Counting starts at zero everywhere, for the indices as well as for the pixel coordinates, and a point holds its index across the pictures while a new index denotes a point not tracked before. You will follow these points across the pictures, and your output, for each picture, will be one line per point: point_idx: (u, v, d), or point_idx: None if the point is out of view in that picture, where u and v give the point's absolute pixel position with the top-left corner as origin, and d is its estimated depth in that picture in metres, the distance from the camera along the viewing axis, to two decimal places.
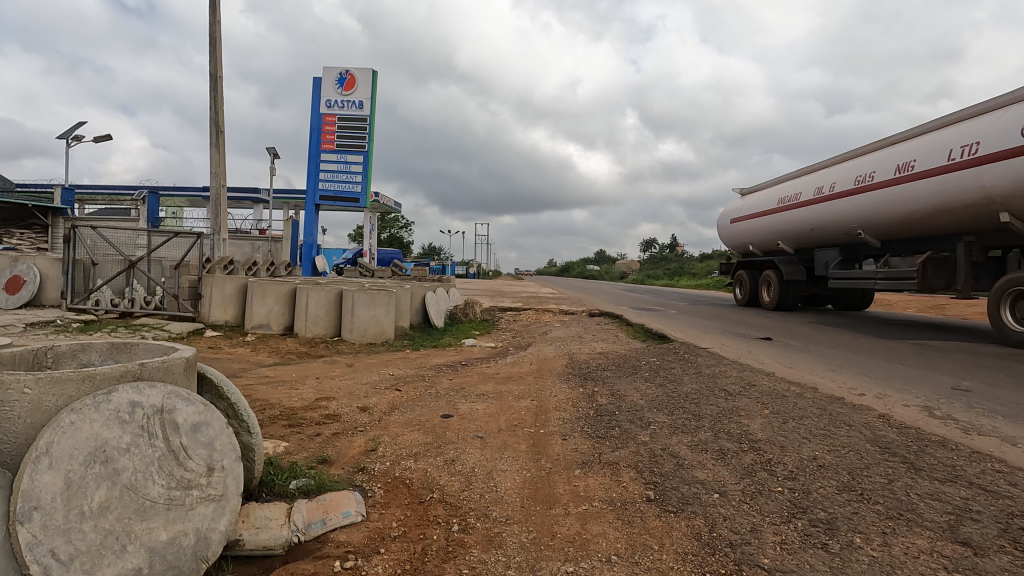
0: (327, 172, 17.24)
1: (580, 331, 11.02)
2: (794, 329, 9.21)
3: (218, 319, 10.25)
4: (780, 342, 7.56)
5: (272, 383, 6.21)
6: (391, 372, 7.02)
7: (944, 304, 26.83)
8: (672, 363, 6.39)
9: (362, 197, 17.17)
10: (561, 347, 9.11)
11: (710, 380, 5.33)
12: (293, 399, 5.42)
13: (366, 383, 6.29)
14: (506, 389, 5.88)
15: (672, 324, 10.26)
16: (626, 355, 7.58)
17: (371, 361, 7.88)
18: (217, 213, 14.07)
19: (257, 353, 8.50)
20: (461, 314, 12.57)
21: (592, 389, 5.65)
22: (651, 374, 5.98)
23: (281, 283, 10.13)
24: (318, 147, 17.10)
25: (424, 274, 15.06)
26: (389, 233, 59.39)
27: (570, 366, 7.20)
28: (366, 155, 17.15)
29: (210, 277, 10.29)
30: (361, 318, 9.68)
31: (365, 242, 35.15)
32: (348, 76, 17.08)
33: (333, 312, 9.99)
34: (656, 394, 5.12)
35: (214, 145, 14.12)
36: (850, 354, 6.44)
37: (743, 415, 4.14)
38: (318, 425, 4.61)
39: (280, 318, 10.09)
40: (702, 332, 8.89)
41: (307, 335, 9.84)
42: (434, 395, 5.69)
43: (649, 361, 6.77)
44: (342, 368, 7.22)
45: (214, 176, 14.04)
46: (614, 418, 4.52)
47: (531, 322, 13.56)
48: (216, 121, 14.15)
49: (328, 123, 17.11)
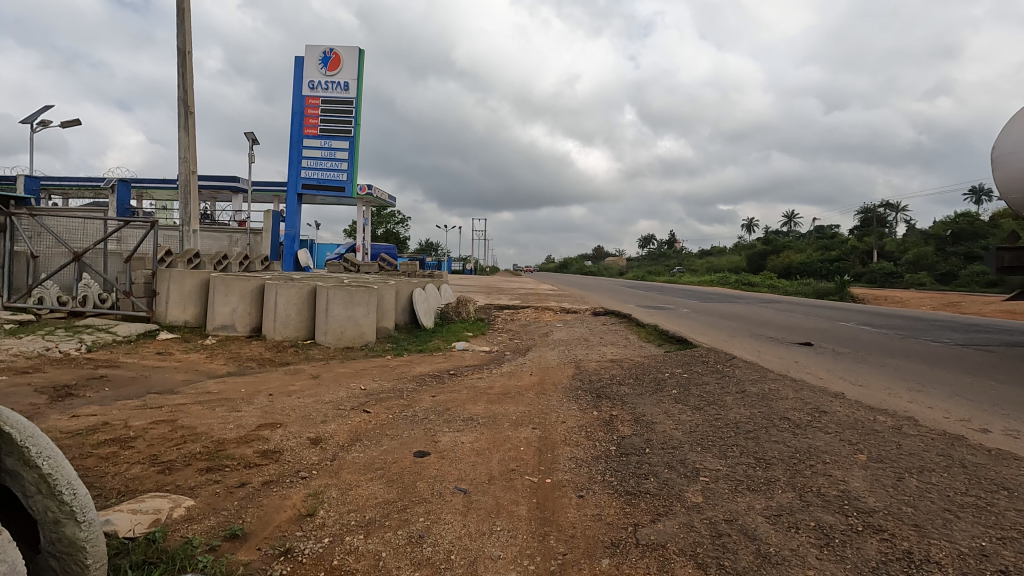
0: (310, 159, 16.01)
1: (584, 333, 9.86)
2: (833, 333, 8.06)
3: (176, 320, 9.06)
4: (827, 349, 6.37)
5: (212, 401, 5.01)
6: (362, 385, 5.83)
7: (960, 301, 25.91)
8: (705, 377, 5.20)
9: (348, 186, 15.95)
10: (565, 352, 7.94)
11: (762, 403, 4.14)
12: (229, 426, 4.23)
13: (328, 401, 5.10)
14: (501, 410, 4.69)
15: (691, 326, 9.10)
16: (646, 364, 6.38)
17: (344, 370, 6.69)
18: (186, 202, 12.88)
19: (212, 359, 7.30)
20: (453, 314, 11.41)
21: (610, 413, 4.46)
22: (681, 392, 4.81)
23: (247, 279, 8.92)
24: (300, 132, 15.88)
25: (414, 270, 13.86)
26: (385, 229, 58.18)
27: (579, 378, 6.01)
28: (352, 141, 15.92)
29: (166, 272, 9.09)
30: (336, 319, 8.49)
31: (358, 237, 33.98)
32: (333, 55, 15.82)
33: (306, 311, 8.81)
34: (695, 424, 3.94)
35: (183, 127, 12.93)
36: (920, 365, 5.28)
37: (830, 461, 2.96)
38: (244, 470, 3.41)
39: (246, 319, 8.91)
40: (728, 336, 7.72)
41: (276, 338, 8.65)
42: (411, 419, 4.51)
43: (675, 374, 5.57)
44: (305, 380, 6.04)
45: (183, 161, 12.84)
46: (645, 461, 3.33)
47: (531, 322, 12.35)
48: (185, 101, 12.94)
49: (312, 106, 15.86)
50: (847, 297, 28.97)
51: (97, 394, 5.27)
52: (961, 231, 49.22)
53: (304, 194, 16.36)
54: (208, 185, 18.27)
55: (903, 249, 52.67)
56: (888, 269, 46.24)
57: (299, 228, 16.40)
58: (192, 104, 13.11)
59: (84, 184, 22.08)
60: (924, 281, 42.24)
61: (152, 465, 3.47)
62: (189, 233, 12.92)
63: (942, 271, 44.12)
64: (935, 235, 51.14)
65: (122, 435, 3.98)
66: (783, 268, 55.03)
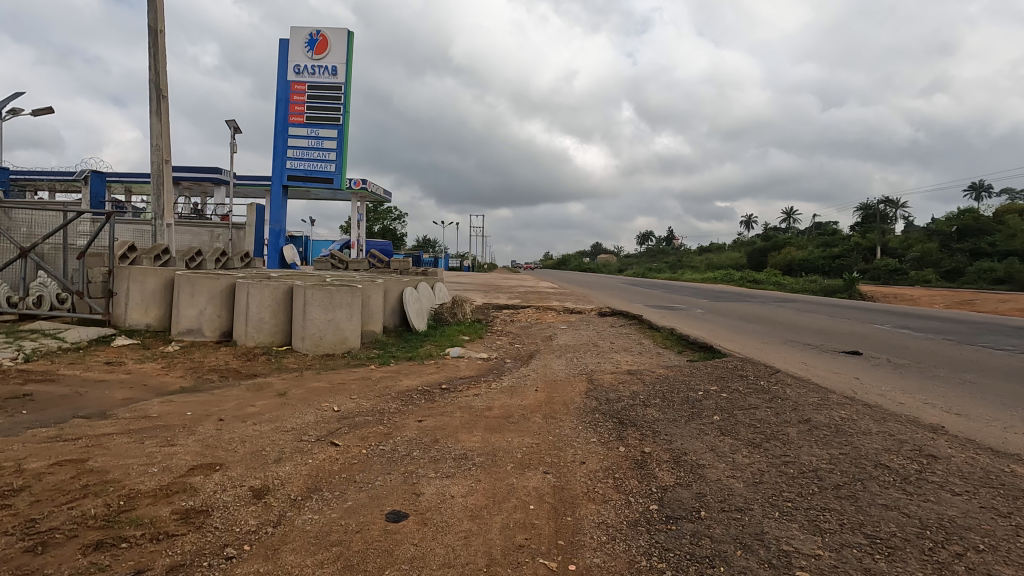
0: (296, 149, 15.01)
1: (592, 336, 8.95)
2: (874, 339, 7.14)
3: (137, 323, 8.09)
4: (881, 360, 5.46)
5: (144, 431, 4.03)
6: (336, 406, 4.85)
7: (973, 300, 25.13)
8: (750, 400, 4.25)
9: (336, 178, 14.98)
10: (573, 360, 7.02)
11: (841, 441, 3.20)
12: (152, 470, 3.27)
13: (290, 430, 4.14)
14: (503, 444, 3.74)
15: (713, 329, 8.16)
16: (673, 378, 5.42)
17: (318, 385, 5.73)
18: (160, 194, 11.89)
19: (167, 371, 6.32)
20: (448, 315, 10.48)
21: (642, 450, 3.51)
22: (727, 422, 3.86)
23: (216, 277, 7.95)
24: (285, 120, 14.88)
25: (406, 267, 12.93)
26: (382, 226, 57.27)
27: (595, 396, 5.05)
28: (341, 129, 14.94)
29: (126, 269, 8.11)
30: (315, 323, 7.54)
31: (352, 233, 33.09)
32: (320, 38, 14.80)
33: (281, 314, 7.85)
34: (759, 470, 3.00)
35: (156, 113, 11.95)
36: (1010, 384, 4.37)
37: (991, 554, 2.02)
38: (147, 548, 2.45)
39: (214, 322, 7.96)
40: (759, 343, 6.80)
41: (248, 344, 7.70)
42: (388, 458, 3.56)
43: (711, 394, 4.62)
44: (269, 399, 5.07)
45: (155, 150, 11.87)
46: (707, 535, 2.39)
47: (532, 324, 11.42)
48: (157, 84, 11.96)
49: (297, 92, 14.84)
50: (855, 294, 28.14)
51: (7, 420, 4.30)
52: (966, 227, 48.49)
53: (289, 187, 15.36)
54: (189, 177, 17.21)
55: (906, 245, 51.90)
56: (893, 265, 45.40)
57: (284, 222, 15.40)
58: (165, 88, 12.12)
59: (60, 176, 20.99)
60: (930, 278, 41.43)
61: (22, 538, 2.50)
62: (162, 227, 11.94)
63: (947, 267, 43.33)
64: (939, 231, 50.41)
65: (3, 488, 3.01)
66: (786, 264, 54.21)
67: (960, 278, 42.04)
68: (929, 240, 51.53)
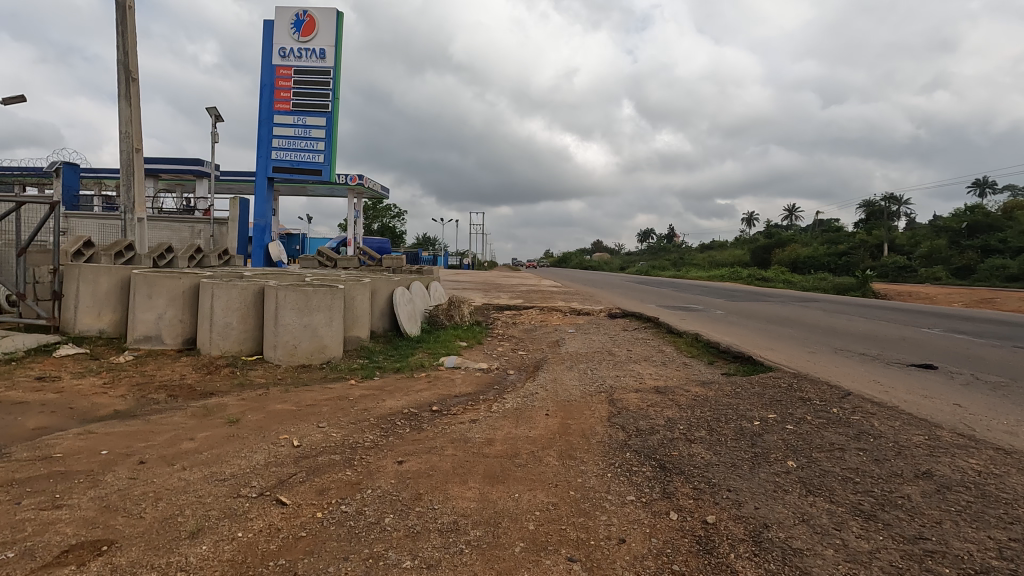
0: (282, 139, 14.00)
1: (606, 342, 7.97)
2: (936, 347, 6.16)
3: (88, 329, 7.11)
4: (968, 377, 4.48)
5: (28, 483, 3.02)
6: (296, 441, 3.85)
7: (994, 299, 24.10)
8: (830, 439, 3.26)
9: (326, 169, 14.01)
10: (587, 373, 6.04)
11: (1002, 516, 2.22)
12: (2, 557, 2.28)
13: (226, 480, 3.13)
14: (510, 506, 2.75)
15: (745, 334, 7.20)
16: (715, 400, 4.42)
17: (282, 408, 4.72)
18: (129, 185, 10.93)
19: (108, 387, 5.32)
20: (444, 318, 9.47)
21: (704, 517, 2.52)
22: (810, 473, 2.86)
23: (177, 277, 6.96)
24: (270, 107, 13.87)
25: (399, 265, 11.94)
26: (381, 223, 56.27)
27: (621, 426, 4.04)
28: (330, 117, 13.94)
29: (76, 268, 7.12)
30: (289, 328, 6.54)
31: (349, 230, 32.07)
32: (307, 19, 13.79)
33: (251, 319, 6.87)
34: (892, 567, 2.00)
35: (125, 97, 10.96)
36: None
37: None
38: None
39: (176, 328, 6.98)
40: (806, 352, 5.82)
41: (213, 353, 6.73)
42: (350, 530, 2.57)
43: (773, 426, 3.62)
44: (214, 429, 4.06)
45: (124, 138, 10.90)
46: None
47: (535, 327, 10.43)
48: (125, 65, 10.96)
49: (283, 77, 13.83)
50: (869, 292, 27.13)
51: None
52: (976, 224, 47.43)
53: (276, 180, 14.35)
54: (169, 170, 16.16)
55: (915, 243, 50.76)
56: (902, 262, 44.36)
57: (270, 218, 14.37)
58: (135, 70, 11.12)
59: (37, 171, 19.91)
60: (940, 274, 40.39)
61: None
62: (133, 222, 10.96)
63: (958, 264, 42.25)
64: (948, 228, 49.33)
65: None
66: (791, 262, 53.14)
67: (971, 275, 40.96)
68: (938, 237, 50.45)
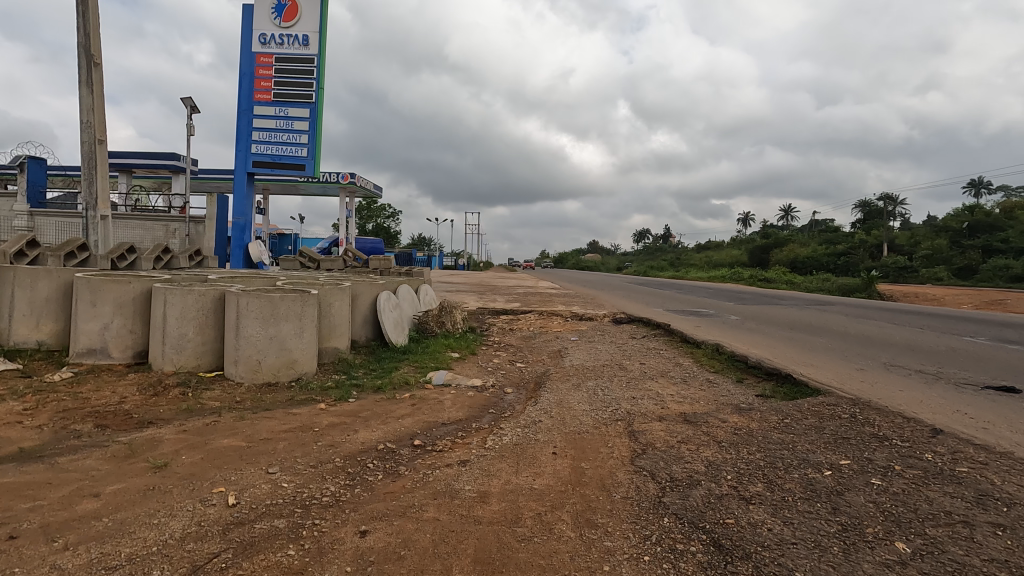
0: (263, 131, 13.10)
1: (615, 354, 7.11)
2: (1000, 362, 5.35)
3: (25, 341, 6.22)
4: None
5: None
6: (232, 497, 2.97)
7: (1004, 300, 23.40)
8: (945, 505, 2.41)
9: (309, 164, 13.11)
10: (599, 393, 5.19)
11: None
12: None
13: (114, 571, 2.26)
14: None
15: (775, 346, 6.37)
16: (762, 435, 3.58)
17: (228, 444, 3.84)
18: (92, 180, 10.04)
19: (26, 415, 4.44)
20: (434, 325, 8.58)
21: None
22: (936, 567, 2.02)
23: (126, 281, 6.08)
24: (249, 98, 12.96)
25: (388, 267, 11.06)
26: (375, 224, 55.30)
27: (650, 473, 3.18)
28: (314, 108, 13.04)
29: (10, 271, 6.22)
30: (251, 341, 5.65)
31: (341, 231, 31.12)
32: (288, 3, 12.89)
33: (210, 329, 5.98)
34: None
35: (86, 83, 10.05)
36: None
37: None
38: None
39: (125, 340, 6.10)
40: (855, 371, 4.99)
41: (166, 370, 5.85)
42: None
43: (853, 480, 2.77)
44: (130, 480, 3.18)
45: (85, 128, 9.99)
46: None
47: (534, 334, 9.56)
48: (86, 49, 10.04)
49: (263, 65, 12.92)
50: (875, 294, 26.36)
51: None
52: (977, 223, 46.81)
53: (256, 175, 13.43)
54: (145, 166, 15.19)
55: (914, 243, 50.10)
56: (902, 262, 43.75)
57: (250, 216, 13.46)
58: (97, 54, 10.20)
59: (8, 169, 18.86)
60: (943, 275, 39.74)
61: None
62: (95, 220, 10.05)
63: (960, 264, 41.59)
64: (949, 228, 48.70)
65: None
66: (791, 262, 52.45)
67: (974, 276, 40.31)
68: (939, 237, 49.84)
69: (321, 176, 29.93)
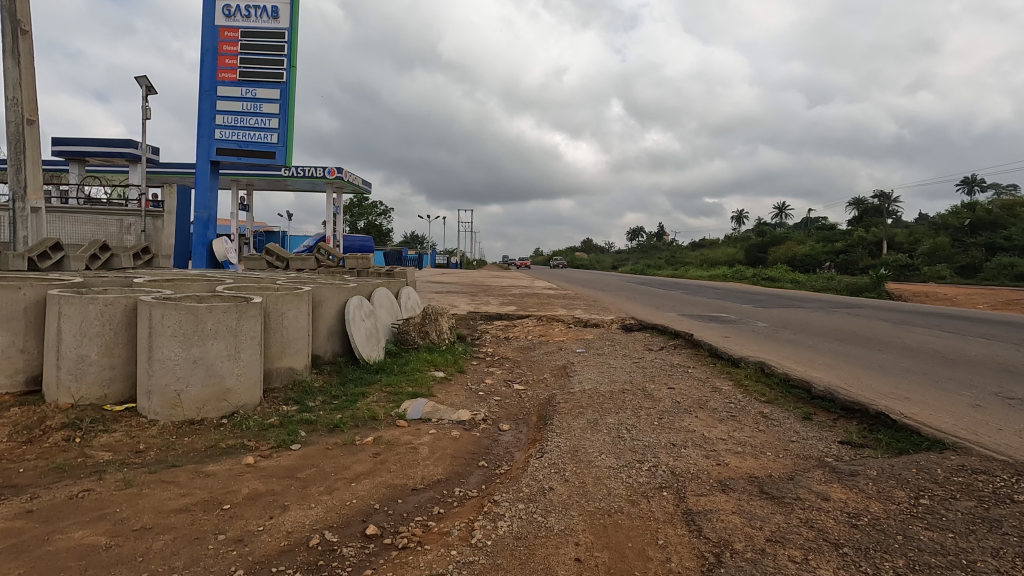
0: (228, 115, 11.71)
1: (635, 374, 5.83)
2: None
3: None
4: None
5: None
6: None
7: (1018, 300, 22.42)
8: None
9: (281, 152, 11.75)
10: (626, 436, 3.90)
11: None
12: None
13: None
14: None
15: (839, 366, 5.10)
16: (903, 534, 2.30)
17: (76, 544, 2.50)
18: (18, 167, 8.62)
19: None
20: (416, 335, 7.27)
21: None
22: None
23: (12, 288, 4.73)
24: (212, 76, 11.55)
25: (366, 267, 9.71)
26: (366, 221, 53.85)
27: None
28: (285, 89, 11.70)
29: None
30: (168, 366, 4.31)
31: (327, 228, 29.73)
32: None
33: (120, 350, 4.64)
34: None
35: (9, 53, 8.62)
36: None
37: None
38: None
39: (13, 363, 4.75)
40: (972, 408, 3.71)
41: (61, 402, 4.51)
42: None
43: None
44: None
45: (9, 106, 8.56)
46: None
47: (533, 345, 8.25)
48: (10, 12, 8.61)
49: (227, 41, 11.55)
50: (884, 294, 25.29)
51: None
52: (979, 221, 45.97)
53: (221, 164, 12.03)
54: (99, 155, 13.70)
55: (914, 241, 49.21)
56: (903, 260, 42.86)
57: (216, 209, 12.13)
58: (26, 20, 8.79)
59: None
60: (945, 273, 38.86)
61: None
62: (22, 212, 8.64)
63: (962, 263, 40.72)
64: (949, 225, 47.88)
65: None
66: (789, 260, 51.46)
67: (977, 274, 39.38)
68: (939, 234, 49.00)
69: (305, 172, 28.47)
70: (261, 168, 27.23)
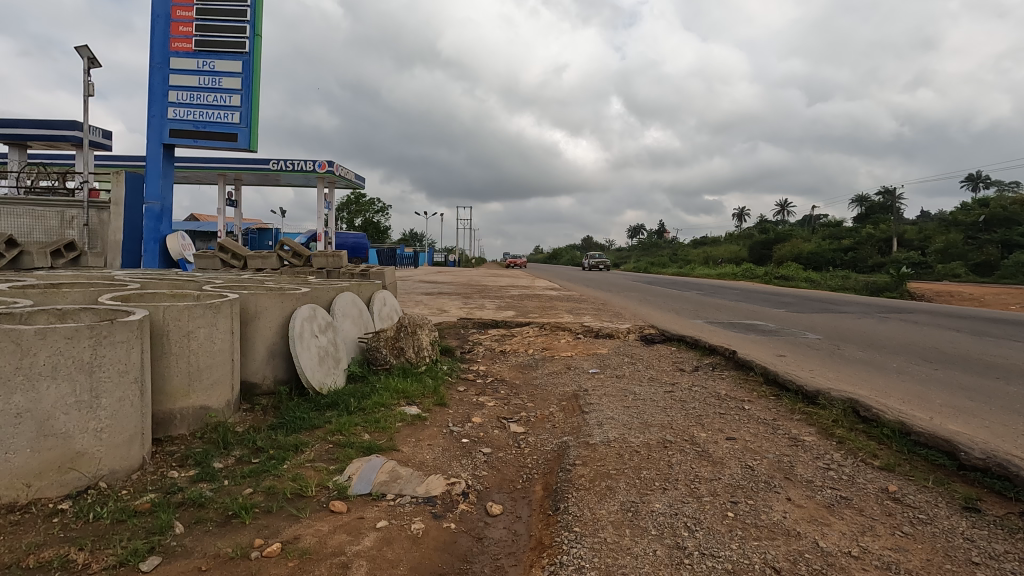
0: (183, 91, 10.18)
1: (673, 412, 4.31)
2: None
3: None
4: None
5: None
6: None
7: None
8: None
9: (244, 133, 10.22)
10: (692, 547, 2.38)
11: None
12: None
13: None
14: None
15: (973, 410, 3.59)
16: None
17: None
18: None
19: None
20: (388, 353, 5.75)
21: None
22: None
23: None
24: (164, 47, 10.03)
25: (336, 268, 8.16)
26: (361, 218, 52.20)
27: None
28: (248, 61, 10.19)
29: None
30: None
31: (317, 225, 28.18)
32: None
33: None
34: None
35: None
36: None
37: None
38: None
39: None
40: None
41: None
42: None
43: None
44: None
45: None
46: None
47: (535, 361, 6.72)
48: None
49: (180, 5, 10.02)
50: (905, 293, 23.72)
51: None
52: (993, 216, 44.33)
53: (175, 148, 10.48)
54: (44, 140, 12.10)
55: (926, 238, 47.60)
56: (916, 258, 41.31)
57: (170, 199, 10.60)
58: None
59: None
60: (959, 271, 37.25)
61: None
62: None
63: (977, 260, 38.98)
64: (961, 221, 46.31)
65: None
66: (797, 258, 49.84)
67: (994, 271, 37.79)
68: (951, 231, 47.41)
69: (295, 165, 26.81)
70: (248, 161, 25.59)
